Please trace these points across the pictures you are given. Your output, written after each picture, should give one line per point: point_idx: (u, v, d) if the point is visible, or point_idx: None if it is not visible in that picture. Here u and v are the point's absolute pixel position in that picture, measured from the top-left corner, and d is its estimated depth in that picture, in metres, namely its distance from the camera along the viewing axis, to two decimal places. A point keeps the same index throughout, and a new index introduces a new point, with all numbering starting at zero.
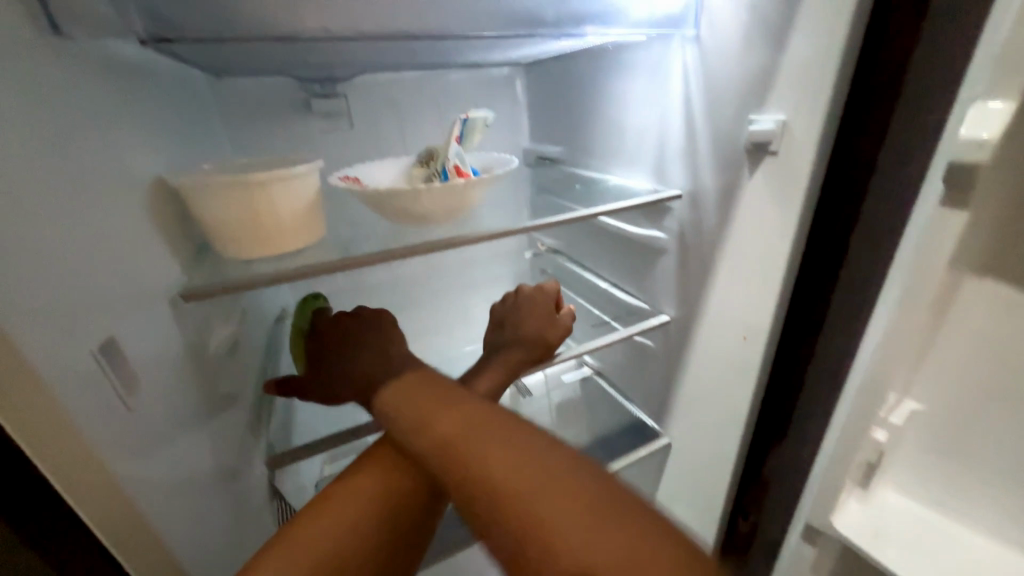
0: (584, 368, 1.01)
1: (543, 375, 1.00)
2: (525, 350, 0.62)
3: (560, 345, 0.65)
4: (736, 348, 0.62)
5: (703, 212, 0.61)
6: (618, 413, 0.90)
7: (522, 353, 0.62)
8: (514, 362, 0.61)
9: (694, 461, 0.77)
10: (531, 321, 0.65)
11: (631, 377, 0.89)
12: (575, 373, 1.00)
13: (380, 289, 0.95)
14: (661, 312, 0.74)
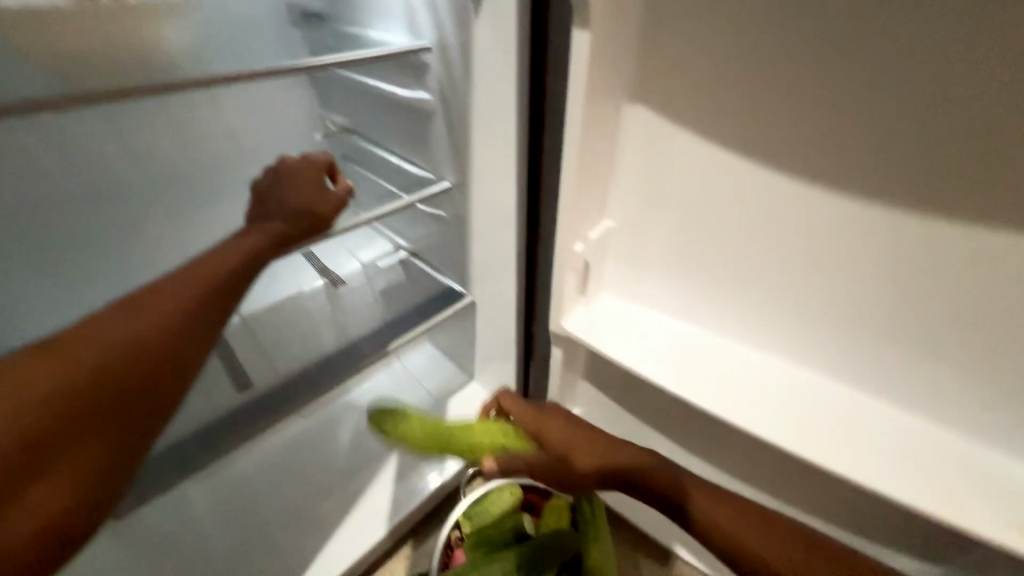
0: (401, 252, 1.03)
1: (359, 264, 1.00)
2: (284, 220, 0.60)
3: (332, 214, 0.64)
4: (497, 199, 0.70)
5: (452, 65, 0.63)
6: (430, 285, 0.96)
7: (282, 223, 0.60)
8: (275, 231, 0.59)
9: (492, 311, 0.90)
10: (300, 192, 0.63)
11: (438, 250, 0.94)
12: (392, 258, 1.02)
13: (177, 129, 0.78)
14: (444, 178, 0.77)
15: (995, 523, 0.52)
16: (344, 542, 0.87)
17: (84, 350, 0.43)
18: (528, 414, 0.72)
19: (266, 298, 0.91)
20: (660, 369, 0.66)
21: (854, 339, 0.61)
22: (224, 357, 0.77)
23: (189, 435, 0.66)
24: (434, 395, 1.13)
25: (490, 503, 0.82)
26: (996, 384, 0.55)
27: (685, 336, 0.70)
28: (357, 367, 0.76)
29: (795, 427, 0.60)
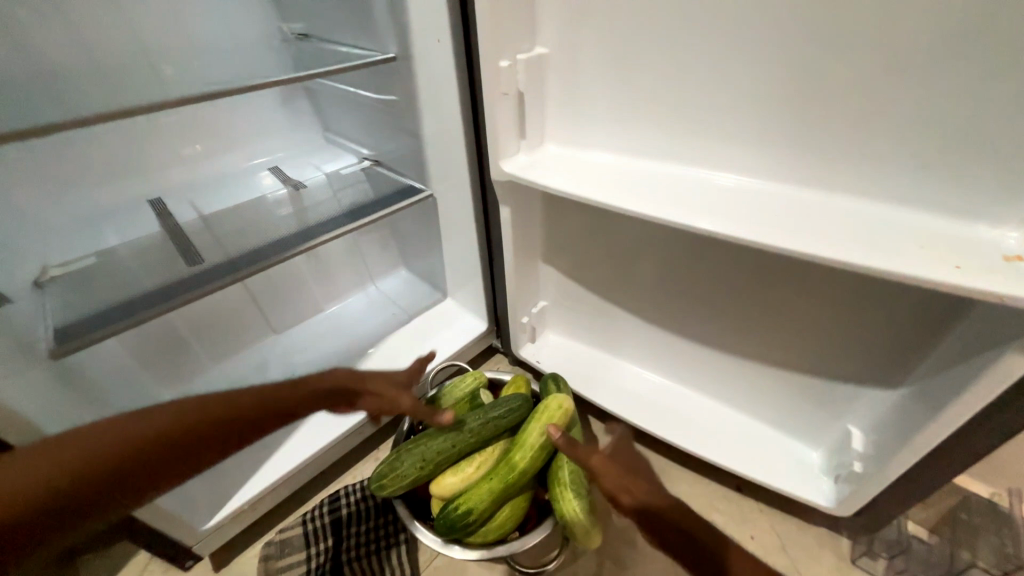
0: (364, 162, 1.03)
1: (323, 174, 1.01)
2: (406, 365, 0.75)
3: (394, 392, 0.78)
4: (436, 54, 0.71)
5: None
6: (391, 185, 0.96)
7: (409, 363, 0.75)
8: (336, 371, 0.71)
9: (451, 201, 0.90)
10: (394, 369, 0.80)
11: (396, 146, 0.94)
12: (356, 168, 1.02)
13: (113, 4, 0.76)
14: (389, 53, 0.78)
15: (938, 264, 0.43)
16: (309, 434, 0.86)
17: (125, 431, 0.54)
18: (613, 466, 0.60)
19: (228, 201, 0.94)
20: (598, 188, 0.61)
21: (803, 130, 0.52)
22: (178, 243, 0.80)
23: (135, 298, 0.67)
24: (409, 311, 1.11)
25: (451, 386, 0.78)
26: (990, 153, 0.43)
27: (631, 170, 0.63)
28: (308, 245, 0.79)
29: (749, 222, 0.51)
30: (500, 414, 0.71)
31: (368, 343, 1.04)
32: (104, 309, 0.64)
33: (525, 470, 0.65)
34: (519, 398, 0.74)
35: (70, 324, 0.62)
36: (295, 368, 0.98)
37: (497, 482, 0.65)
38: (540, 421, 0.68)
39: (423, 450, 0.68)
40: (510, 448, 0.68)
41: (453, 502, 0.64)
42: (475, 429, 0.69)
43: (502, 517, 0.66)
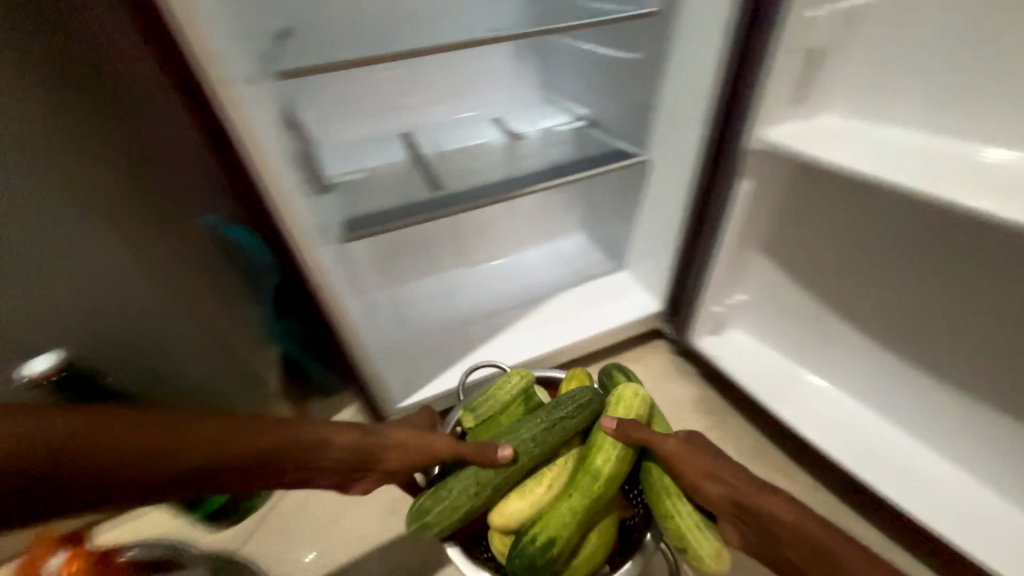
0: (579, 122, 1.05)
1: (540, 129, 1.07)
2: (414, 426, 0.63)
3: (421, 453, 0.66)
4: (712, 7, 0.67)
5: None
6: (604, 146, 0.97)
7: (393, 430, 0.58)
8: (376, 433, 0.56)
9: (670, 172, 0.88)
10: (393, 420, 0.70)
11: (620, 109, 0.94)
12: (570, 126, 1.05)
13: None
14: (650, 7, 0.77)
15: None
16: (481, 361, 0.96)
17: (169, 432, 0.44)
18: (697, 460, 0.59)
19: (458, 143, 1.05)
20: (886, 160, 0.61)
21: None
22: (421, 171, 0.94)
23: (391, 208, 0.84)
24: (578, 273, 1.13)
25: (495, 390, 0.69)
26: None
27: (923, 148, 0.63)
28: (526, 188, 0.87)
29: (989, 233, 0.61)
30: (564, 417, 0.62)
31: (541, 295, 1.09)
32: (372, 212, 0.82)
33: (610, 475, 0.59)
34: (581, 394, 0.65)
35: (352, 219, 0.79)
36: (473, 302, 1.07)
37: (579, 497, 0.57)
38: (616, 414, 0.63)
39: (476, 471, 0.58)
40: (585, 453, 0.61)
41: (529, 530, 0.57)
42: (541, 433, 0.61)
43: (590, 539, 0.60)
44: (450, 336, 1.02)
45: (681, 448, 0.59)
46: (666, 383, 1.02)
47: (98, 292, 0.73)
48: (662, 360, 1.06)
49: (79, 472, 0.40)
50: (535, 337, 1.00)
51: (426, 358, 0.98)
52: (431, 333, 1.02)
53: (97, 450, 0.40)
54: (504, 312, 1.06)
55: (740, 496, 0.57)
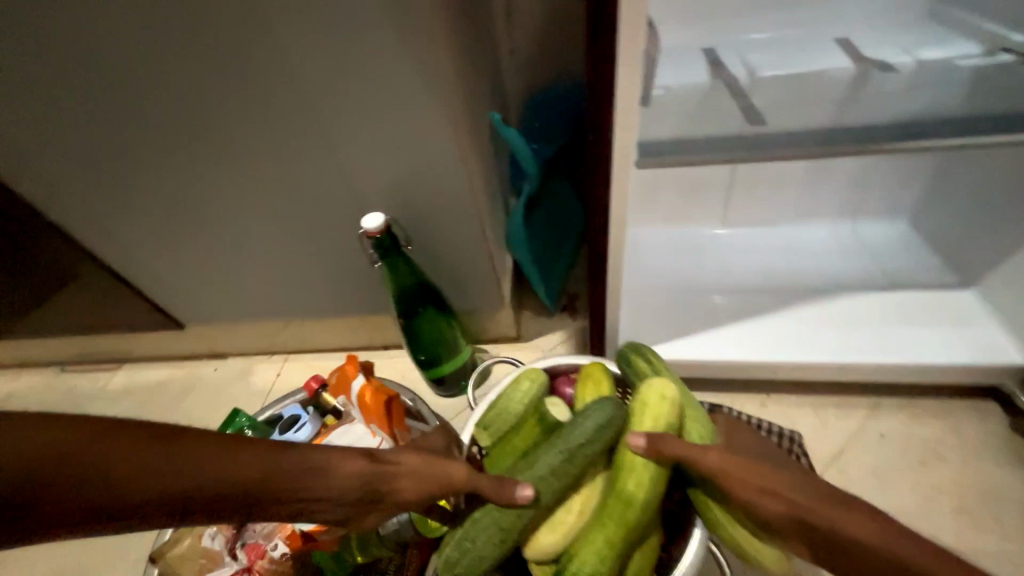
0: (1000, 56, 0.71)
1: (914, 61, 0.75)
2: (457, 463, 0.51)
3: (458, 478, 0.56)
4: None
5: None
6: None
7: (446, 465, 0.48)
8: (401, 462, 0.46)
9: None
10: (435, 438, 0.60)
11: None
12: (982, 61, 0.72)
13: None
14: None
15: None
16: (725, 339, 0.81)
17: (189, 459, 0.36)
18: (745, 464, 0.47)
19: (786, 68, 0.81)
20: None
21: None
22: (736, 97, 0.77)
23: (704, 138, 0.71)
24: (891, 279, 0.85)
25: (506, 403, 0.64)
26: None
27: None
28: (894, 145, 0.66)
29: None
30: (587, 442, 0.53)
31: (821, 287, 0.86)
32: (678, 140, 0.70)
33: (647, 504, 0.51)
34: (593, 407, 0.56)
35: (651, 142, 0.69)
36: (725, 270, 0.92)
37: (614, 530, 0.51)
38: (641, 426, 0.55)
39: (494, 515, 0.52)
40: (613, 478, 0.53)
41: (569, 565, 0.51)
42: (559, 466, 0.52)
43: (634, 561, 0.54)
44: (692, 297, 0.88)
45: (726, 456, 0.48)
46: (987, 464, 0.71)
47: (363, 164, 0.71)
48: (986, 431, 0.74)
49: (61, 497, 0.32)
50: (808, 336, 0.79)
51: (663, 318, 0.85)
52: (672, 285, 0.90)
53: (61, 477, 0.32)
54: (765, 293, 0.87)
55: (773, 484, 0.45)
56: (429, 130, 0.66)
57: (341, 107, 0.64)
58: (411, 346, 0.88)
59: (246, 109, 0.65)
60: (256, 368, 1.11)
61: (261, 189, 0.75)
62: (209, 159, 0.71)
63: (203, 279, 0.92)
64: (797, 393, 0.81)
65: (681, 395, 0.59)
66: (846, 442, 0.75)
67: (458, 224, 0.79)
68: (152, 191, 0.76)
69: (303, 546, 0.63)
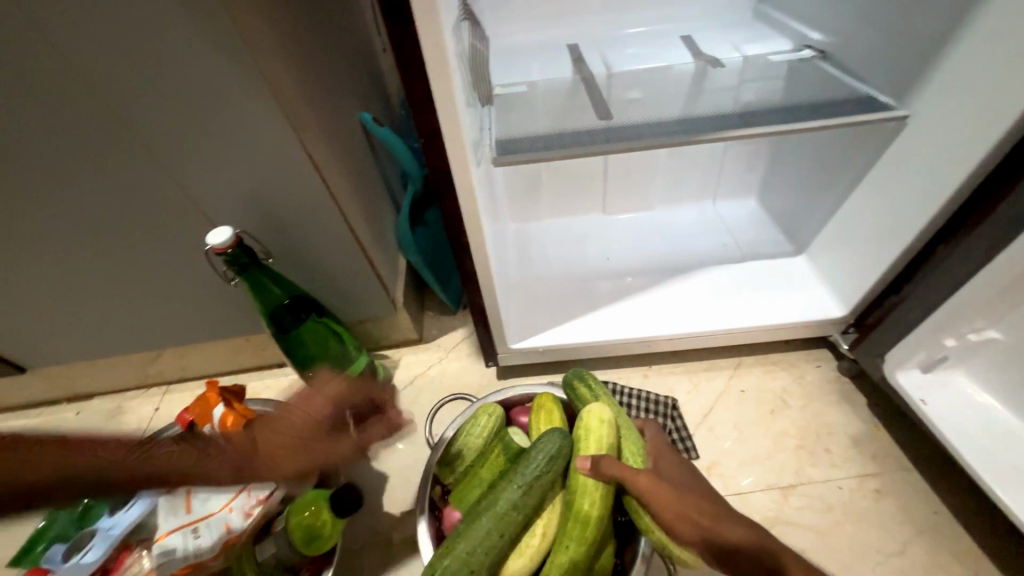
0: (804, 52, 0.82)
1: (742, 57, 0.84)
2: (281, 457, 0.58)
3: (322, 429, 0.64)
4: None
5: None
6: (839, 87, 0.74)
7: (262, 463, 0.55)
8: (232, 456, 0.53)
9: (934, 132, 0.65)
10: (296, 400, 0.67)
11: (888, 32, 0.69)
12: (791, 57, 0.82)
13: None
14: None
15: None
16: (604, 321, 0.85)
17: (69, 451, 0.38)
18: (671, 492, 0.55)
19: (636, 65, 0.87)
20: None
21: None
22: (590, 94, 0.81)
23: (558, 133, 0.74)
24: (745, 251, 0.96)
25: (466, 440, 0.68)
26: None
27: None
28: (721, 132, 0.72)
29: None
30: (543, 472, 0.59)
31: (688, 264, 0.94)
32: (533, 136, 0.72)
33: (600, 518, 0.57)
34: (546, 437, 0.62)
35: (506, 139, 0.71)
36: (606, 256, 0.97)
37: (576, 548, 0.56)
38: (588, 450, 0.60)
39: (463, 556, 0.54)
40: (569, 500, 0.59)
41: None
42: (519, 500, 0.57)
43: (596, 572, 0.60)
44: (577, 284, 0.92)
45: (654, 484, 0.56)
46: (823, 404, 0.83)
47: (204, 177, 0.65)
48: (821, 377, 0.86)
49: None
50: (675, 311, 0.86)
51: (550, 307, 0.88)
52: (558, 275, 0.93)
53: None
54: (640, 274, 0.94)
55: (693, 511, 0.54)
56: (274, 140, 0.62)
57: (165, 119, 0.58)
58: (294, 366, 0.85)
59: (41, 123, 0.56)
60: (128, 406, 0.99)
61: (86, 213, 0.66)
62: (9, 184, 0.61)
63: (37, 317, 0.80)
64: (674, 362, 0.89)
65: (620, 418, 0.66)
66: (713, 401, 0.84)
67: (328, 234, 0.76)
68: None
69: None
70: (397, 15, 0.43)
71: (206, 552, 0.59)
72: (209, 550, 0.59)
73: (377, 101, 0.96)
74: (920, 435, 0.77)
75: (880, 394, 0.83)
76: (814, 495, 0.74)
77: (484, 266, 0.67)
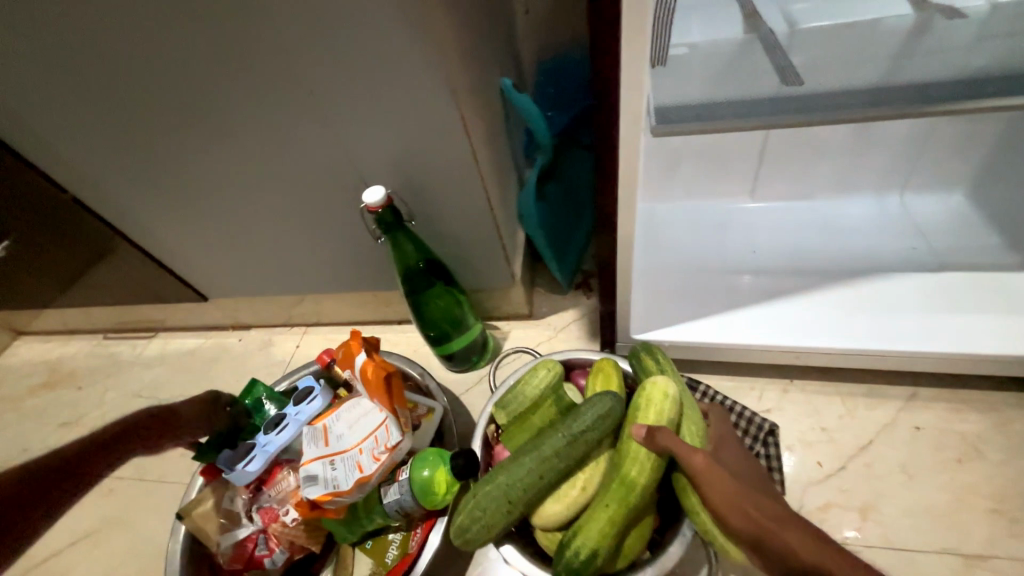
0: None
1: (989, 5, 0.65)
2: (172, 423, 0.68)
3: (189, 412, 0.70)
4: None
5: None
6: None
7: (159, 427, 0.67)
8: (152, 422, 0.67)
9: None
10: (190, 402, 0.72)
11: None
12: None
13: None
14: None
15: None
16: (746, 322, 0.75)
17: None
18: (721, 477, 0.48)
19: (829, 17, 0.71)
20: None
21: None
22: (769, 54, 0.69)
23: (728, 101, 0.63)
24: (940, 259, 0.77)
25: (522, 387, 0.65)
26: None
27: None
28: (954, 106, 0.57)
29: None
30: (591, 427, 0.54)
31: (859, 267, 0.79)
32: (695, 104, 0.63)
33: (647, 486, 0.52)
34: (599, 396, 0.57)
35: (667, 107, 0.63)
36: (751, 247, 0.85)
37: (616, 508, 0.52)
38: (646, 420, 0.54)
39: (502, 487, 0.54)
40: (616, 463, 0.54)
41: (570, 537, 0.52)
42: (563, 449, 0.53)
43: (630, 539, 0.55)
44: (713, 276, 0.83)
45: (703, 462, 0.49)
46: None
47: (363, 137, 0.68)
48: None
49: None
50: (837, 319, 0.73)
51: (680, 298, 0.80)
52: (692, 263, 0.84)
53: None
54: (793, 272, 0.81)
55: (746, 501, 0.45)
56: (429, 97, 0.62)
57: (336, 75, 0.61)
58: (418, 325, 0.88)
59: (241, 79, 0.63)
60: (277, 340, 1.14)
61: (264, 163, 0.73)
62: (211, 134, 0.70)
63: (219, 254, 0.94)
64: (824, 380, 0.76)
65: (684, 393, 0.59)
66: (873, 434, 0.70)
67: (464, 200, 0.76)
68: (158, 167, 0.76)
69: (313, 512, 0.68)
70: None
71: (342, 485, 0.65)
72: (343, 483, 0.65)
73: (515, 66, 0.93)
74: None
75: None
76: (1010, 573, 0.58)
77: (624, 245, 0.62)
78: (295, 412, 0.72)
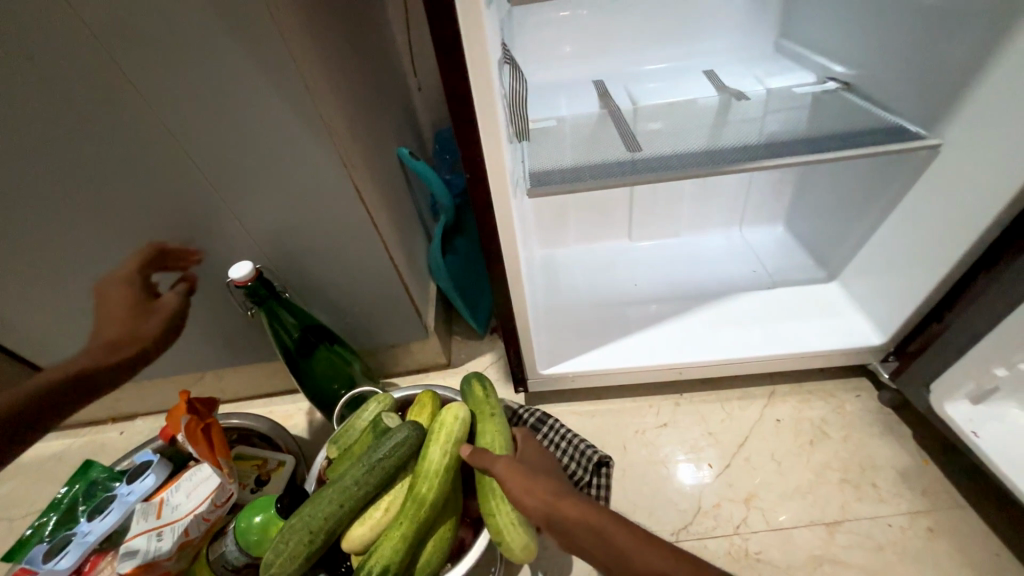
0: (828, 84, 0.84)
1: (766, 89, 0.87)
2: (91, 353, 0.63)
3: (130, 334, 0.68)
4: None
5: None
6: (865, 116, 0.77)
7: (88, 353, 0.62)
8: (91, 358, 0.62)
9: (963, 162, 0.66)
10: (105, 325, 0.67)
11: (911, 66, 0.72)
12: (814, 88, 0.85)
13: None
14: None
15: None
16: (634, 347, 0.85)
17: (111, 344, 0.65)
18: (514, 470, 0.55)
19: (660, 98, 0.91)
20: None
21: None
22: (618, 125, 0.85)
23: (587, 164, 0.76)
24: (774, 278, 0.96)
25: (349, 426, 0.69)
26: None
27: None
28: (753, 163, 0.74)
29: None
30: (389, 454, 0.60)
31: (718, 290, 0.95)
32: (562, 168, 0.75)
33: (436, 501, 0.58)
34: (403, 426, 0.63)
35: (539, 172, 0.74)
36: (634, 281, 0.98)
37: (408, 524, 0.57)
38: (437, 441, 0.61)
39: (305, 518, 0.57)
40: (412, 483, 0.60)
41: (367, 558, 0.56)
42: (363, 476, 0.59)
43: (427, 554, 0.59)
44: (605, 309, 0.93)
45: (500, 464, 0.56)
46: (865, 436, 0.80)
47: (252, 209, 0.69)
48: (862, 408, 0.83)
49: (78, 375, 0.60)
50: (705, 336, 0.86)
51: (577, 333, 0.89)
52: (586, 299, 0.95)
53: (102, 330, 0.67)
54: (668, 299, 0.94)
55: (534, 484, 0.53)
56: (324, 171, 0.67)
57: (223, 156, 0.63)
58: (304, 386, 0.85)
59: (112, 162, 0.61)
60: None
61: (147, 242, 0.70)
62: (79, 215, 0.66)
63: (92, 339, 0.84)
64: (704, 391, 0.88)
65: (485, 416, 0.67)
66: (747, 431, 0.82)
67: (365, 261, 0.79)
68: (7, 259, 0.68)
69: None
70: (452, 62, 0.47)
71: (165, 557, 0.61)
72: (168, 553, 0.61)
73: (411, 137, 1.01)
74: (973, 471, 0.74)
75: (924, 426, 0.80)
76: (860, 532, 0.70)
77: (516, 290, 0.69)
78: (126, 492, 0.67)
